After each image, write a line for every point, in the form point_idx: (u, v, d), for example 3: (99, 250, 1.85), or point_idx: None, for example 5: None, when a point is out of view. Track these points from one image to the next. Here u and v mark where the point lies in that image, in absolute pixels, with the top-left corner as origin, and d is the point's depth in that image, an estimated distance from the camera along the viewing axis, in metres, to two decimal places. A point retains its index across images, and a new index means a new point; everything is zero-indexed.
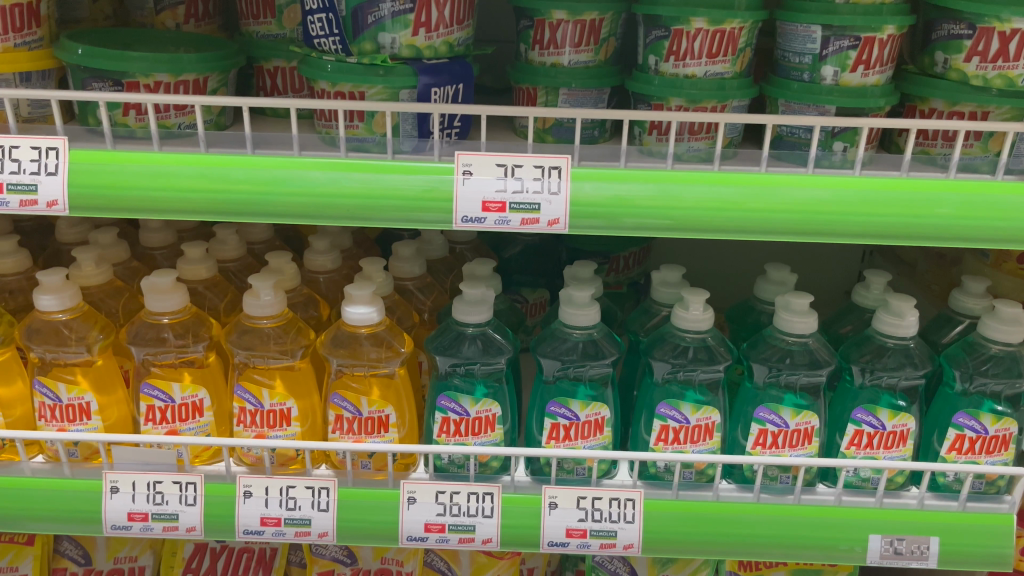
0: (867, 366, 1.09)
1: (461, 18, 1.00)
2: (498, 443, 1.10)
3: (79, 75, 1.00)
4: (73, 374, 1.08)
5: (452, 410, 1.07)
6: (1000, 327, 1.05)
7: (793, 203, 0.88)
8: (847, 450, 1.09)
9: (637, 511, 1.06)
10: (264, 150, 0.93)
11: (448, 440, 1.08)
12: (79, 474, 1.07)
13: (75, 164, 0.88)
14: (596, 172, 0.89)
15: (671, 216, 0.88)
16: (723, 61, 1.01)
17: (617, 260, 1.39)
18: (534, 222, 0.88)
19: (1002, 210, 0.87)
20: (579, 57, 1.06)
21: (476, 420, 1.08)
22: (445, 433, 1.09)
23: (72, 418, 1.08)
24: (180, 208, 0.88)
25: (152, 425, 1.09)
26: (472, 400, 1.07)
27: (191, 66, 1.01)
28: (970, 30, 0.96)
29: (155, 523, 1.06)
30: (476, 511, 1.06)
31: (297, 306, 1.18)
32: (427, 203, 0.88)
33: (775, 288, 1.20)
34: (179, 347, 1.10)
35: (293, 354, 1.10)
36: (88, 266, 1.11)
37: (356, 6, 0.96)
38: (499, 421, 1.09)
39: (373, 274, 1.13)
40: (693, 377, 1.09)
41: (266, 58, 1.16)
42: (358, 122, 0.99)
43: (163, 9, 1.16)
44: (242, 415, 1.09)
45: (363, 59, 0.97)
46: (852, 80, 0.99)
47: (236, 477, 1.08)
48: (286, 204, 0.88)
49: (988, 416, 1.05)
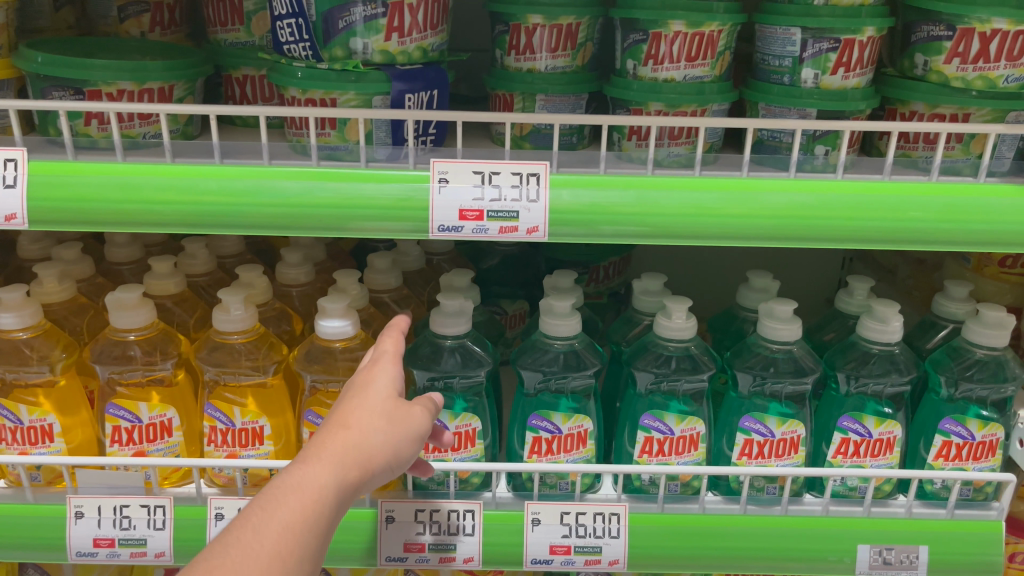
0: (852, 373, 1.08)
1: (434, 23, 0.98)
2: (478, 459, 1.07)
3: (39, 84, 0.97)
4: (35, 396, 1.03)
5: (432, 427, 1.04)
6: (984, 332, 1.03)
7: (774, 207, 0.86)
8: (833, 458, 1.07)
9: (622, 526, 1.04)
10: (233, 160, 0.90)
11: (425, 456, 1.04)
12: (42, 498, 1.03)
13: (34, 176, 0.84)
14: (574, 179, 0.87)
15: (647, 223, 0.86)
16: (702, 64, 1.00)
17: (596, 269, 1.37)
18: (513, 231, 0.86)
19: (982, 212, 0.86)
20: (556, 63, 1.04)
21: (457, 436, 1.05)
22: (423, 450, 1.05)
23: (35, 441, 1.04)
24: (146, 220, 0.85)
25: (118, 446, 1.05)
26: (451, 414, 1.04)
27: (156, 74, 0.97)
28: (949, 32, 0.96)
29: (122, 549, 1.02)
30: (458, 529, 1.03)
31: (268, 321, 1.15)
32: (401, 212, 0.85)
33: (757, 295, 1.19)
34: (147, 364, 1.06)
35: (265, 370, 1.07)
36: (49, 282, 1.07)
37: (327, 11, 0.94)
38: (479, 435, 1.06)
39: (348, 287, 1.10)
40: (677, 387, 1.08)
41: (234, 67, 1.13)
42: (330, 130, 0.95)
43: (127, 17, 1.13)
44: (213, 434, 1.05)
45: (334, 65, 0.95)
46: (832, 82, 0.98)
47: (207, 499, 1.04)
48: (258, 214, 0.85)
49: (974, 422, 1.04)
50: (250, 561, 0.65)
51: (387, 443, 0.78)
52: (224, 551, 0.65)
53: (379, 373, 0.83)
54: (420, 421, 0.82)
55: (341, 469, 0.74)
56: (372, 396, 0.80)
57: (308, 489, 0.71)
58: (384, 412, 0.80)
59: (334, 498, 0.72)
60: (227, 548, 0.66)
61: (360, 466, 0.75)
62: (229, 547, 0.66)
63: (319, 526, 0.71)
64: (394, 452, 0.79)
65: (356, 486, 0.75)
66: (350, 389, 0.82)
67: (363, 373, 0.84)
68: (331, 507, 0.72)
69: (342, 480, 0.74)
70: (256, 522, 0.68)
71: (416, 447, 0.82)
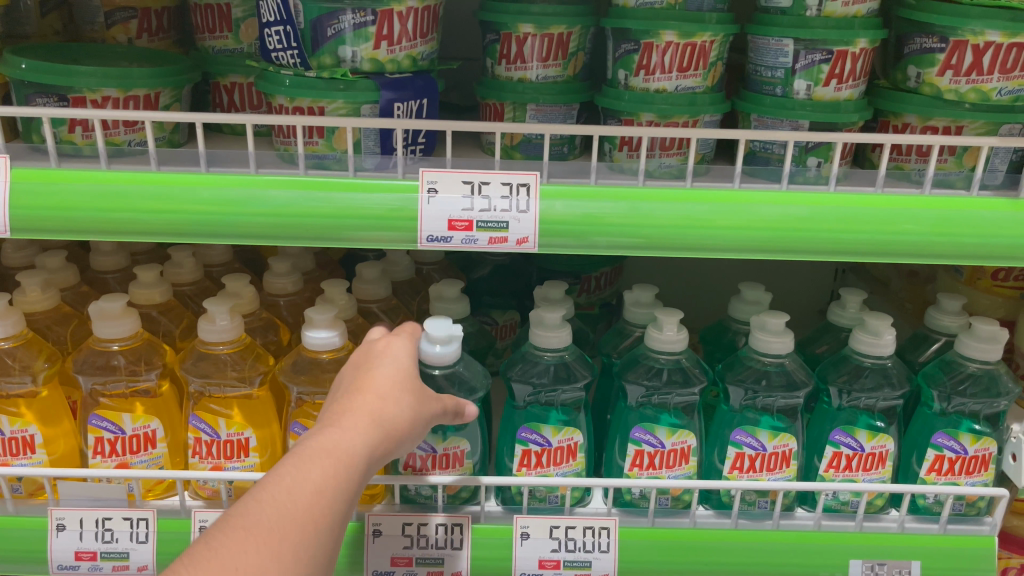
0: (844, 387, 1.06)
1: (425, 31, 0.97)
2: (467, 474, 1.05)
3: (22, 90, 0.96)
4: (16, 406, 1.01)
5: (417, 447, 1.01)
6: (976, 345, 1.02)
7: (766, 219, 0.85)
8: (825, 472, 1.06)
9: (612, 540, 1.02)
10: (219, 168, 0.88)
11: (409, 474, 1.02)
12: (23, 510, 1.02)
13: (17, 184, 0.83)
14: (565, 190, 0.87)
15: (638, 234, 0.85)
16: (694, 75, 0.99)
17: (588, 279, 1.35)
18: (503, 241, 0.85)
19: (975, 225, 0.85)
20: (548, 72, 1.03)
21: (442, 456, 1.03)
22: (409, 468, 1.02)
23: (16, 452, 1.02)
24: (130, 229, 0.84)
25: (101, 458, 1.03)
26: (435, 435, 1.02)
27: (142, 81, 0.96)
28: (942, 44, 0.95)
29: (104, 563, 1.00)
30: (445, 543, 1.02)
31: (254, 332, 1.13)
32: (388, 223, 0.84)
33: (749, 307, 1.18)
34: (131, 374, 1.04)
35: (251, 382, 1.05)
36: (33, 290, 1.05)
37: (315, 19, 0.93)
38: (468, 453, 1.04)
39: (335, 296, 1.09)
40: (668, 400, 1.06)
41: (222, 74, 1.12)
42: (318, 138, 0.95)
43: (114, 23, 1.11)
44: (197, 446, 1.04)
45: (322, 73, 0.94)
46: (825, 94, 0.97)
47: (190, 512, 1.03)
48: (243, 224, 0.84)
49: (967, 436, 1.03)
50: (287, 520, 0.66)
51: (412, 416, 0.80)
52: (259, 509, 0.66)
53: (400, 348, 0.86)
54: (438, 403, 0.85)
55: (370, 435, 0.75)
56: (396, 368, 0.83)
57: (340, 453, 0.72)
58: (408, 388, 0.82)
59: (363, 464, 0.74)
60: (262, 507, 0.66)
61: (386, 435, 0.77)
62: (264, 505, 0.66)
63: (349, 489, 0.72)
64: (415, 426, 0.81)
65: (381, 453, 0.77)
66: (370, 358, 0.85)
67: (383, 345, 0.87)
68: (359, 472, 0.73)
69: (371, 446, 0.75)
70: (292, 481, 0.69)
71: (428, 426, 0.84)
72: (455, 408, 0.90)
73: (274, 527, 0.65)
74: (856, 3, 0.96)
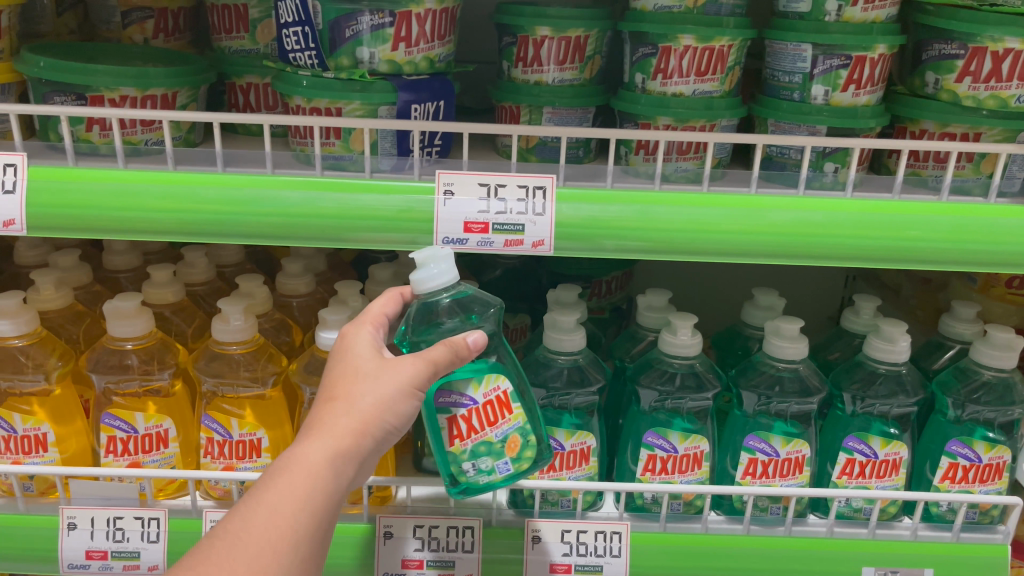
0: (857, 394, 1.06)
1: (442, 33, 0.97)
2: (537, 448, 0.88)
3: (40, 89, 0.96)
4: (29, 404, 1.01)
5: (456, 405, 0.83)
6: (991, 353, 1.02)
7: (782, 224, 0.85)
8: (838, 479, 1.06)
9: (624, 545, 1.02)
10: (236, 168, 0.88)
11: (461, 447, 0.84)
12: (34, 509, 1.02)
13: (34, 182, 0.83)
14: (580, 194, 0.86)
15: (654, 238, 0.85)
16: (711, 79, 0.99)
17: (598, 283, 1.35)
18: (518, 244, 0.85)
19: (992, 232, 0.85)
20: (564, 75, 1.03)
21: (488, 406, 0.84)
22: (458, 439, 0.84)
23: (28, 450, 1.02)
24: (146, 228, 0.84)
25: (113, 457, 1.03)
26: (475, 383, 0.83)
27: (160, 80, 0.96)
28: (961, 50, 0.95)
29: (115, 562, 1.00)
30: (456, 546, 1.02)
31: (267, 332, 1.13)
32: (404, 224, 0.84)
33: (762, 313, 1.18)
34: (144, 374, 1.04)
35: (264, 382, 1.05)
36: (46, 289, 1.05)
37: (333, 20, 0.93)
38: (516, 398, 0.85)
39: (349, 297, 1.08)
40: (682, 405, 1.06)
41: (238, 74, 1.12)
42: (334, 139, 0.95)
43: (130, 23, 1.12)
44: (209, 446, 1.04)
45: (340, 74, 0.94)
46: (843, 100, 0.97)
47: (202, 512, 1.03)
48: (259, 224, 0.84)
49: (981, 444, 1.03)
50: (238, 549, 0.68)
51: (381, 401, 0.76)
52: (212, 545, 0.68)
53: (357, 341, 0.82)
54: (423, 367, 0.77)
55: (327, 442, 0.73)
56: (354, 362, 0.79)
57: (297, 467, 0.72)
58: (377, 370, 0.78)
59: (325, 472, 0.72)
60: (217, 542, 0.68)
61: (352, 433, 0.74)
62: (216, 541, 0.68)
63: (313, 501, 0.71)
64: (389, 408, 0.76)
65: (349, 453, 0.74)
66: (334, 358, 0.82)
67: (342, 341, 0.83)
68: (323, 480, 0.72)
69: (332, 450, 0.73)
70: (246, 511, 0.70)
71: (414, 398, 0.77)
72: (455, 356, 0.78)
73: (224, 560, 0.67)
74: (875, 9, 0.96)
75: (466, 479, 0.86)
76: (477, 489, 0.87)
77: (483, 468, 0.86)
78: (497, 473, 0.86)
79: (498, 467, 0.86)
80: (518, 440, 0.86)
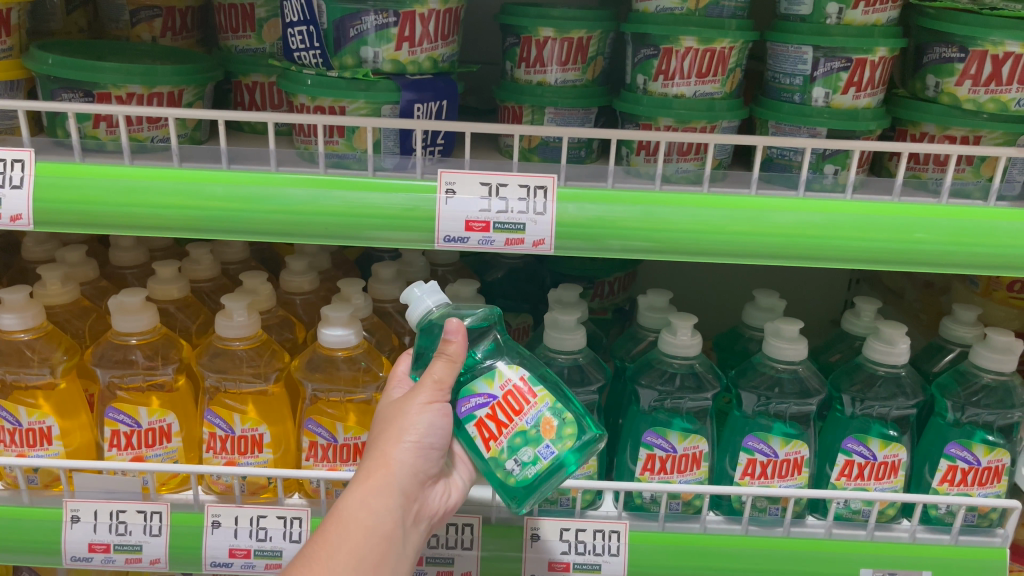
0: (857, 396, 1.06)
1: (446, 34, 0.98)
2: (577, 426, 0.87)
3: (49, 86, 0.97)
4: (34, 397, 1.02)
5: (479, 407, 0.85)
6: (991, 356, 1.02)
7: (782, 225, 0.86)
8: (837, 480, 1.06)
9: (622, 544, 1.02)
10: (240, 165, 0.89)
11: (499, 447, 0.85)
12: (38, 502, 1.03)
13: (41, 178, 0.84)
14: (582, 194, 0.87)
15: (655, 238, 0.86)
16: (712, 81, 0.99)
17: (601, 284, 1.36)
18: (519, 243, 0.85)
19: (992, 236, 0.85)
20: (566, 76, 1.04)
21: (510, 396, 0.85)
22: (493, 439, 0.85)
23: (33, 443, 1.03)
24: (151, 224, 0.85)
25: (117, 451, 1.04)
26: (487, 379, 0.85)
27: (166, 78, 0.97)
28: (962, 54, 0.96)
29: (117, 555, 1.01)
30: (455, 543, 1.03)
31: (271, 329, 1.15)
32: (407, 222, 0.85)
33: (763, 314, 1.18)
34: (148, 369, 1.05)
35: (267, 378, 1.06)
36: (53, 284, 1.06)
37: (338, 19, 0.94)
38: (536, 381, 0.85)
39: (352, 295, 1.09)
40: (681, 405, 1.06)
41: (244, 73, 1.13)
42: (338, 138, 0.96)
43: (138, 21, 1.13)
44: (212, 441, 1.04)
45: (344, 73, 0.95)
46: (843, 102, 0.98)
47: (204, 506, 1.03)
48: (263, 221, 0.85)
49: (980, 447, 1.03)
50: None
51: (398, 433, 0.84)
52: None
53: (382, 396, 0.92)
54: (424, 384, 0.84)
55: (358, 485, 0.82)
56: (380, 413, 0.89)
57: (335, 515, 0.81)
58: (394, 407, 0.86)
59: (359, 510, 0.81)
60: None
61: (377, 470, 0.83)
62: None
63: (352, 539, 0.80)
64: (406, 434, 0.84)
65: (377, 488, 0.82)
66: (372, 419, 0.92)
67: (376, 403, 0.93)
68: (358, 517, 0.80)
69: (363, 490, 0.82)
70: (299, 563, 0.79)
71: (433, 415, 0.84)
72: (446, 354, 0.83)
73: None
74: (876, 12, 0.97)
75: (517, 479, 0.86)
76: (532, 486, 0.86)
77: (527, 460, 0.85)
78: (543, 460, 0.85)
79: (542, 453, 0.85)
80: (553, 420, 0.85)
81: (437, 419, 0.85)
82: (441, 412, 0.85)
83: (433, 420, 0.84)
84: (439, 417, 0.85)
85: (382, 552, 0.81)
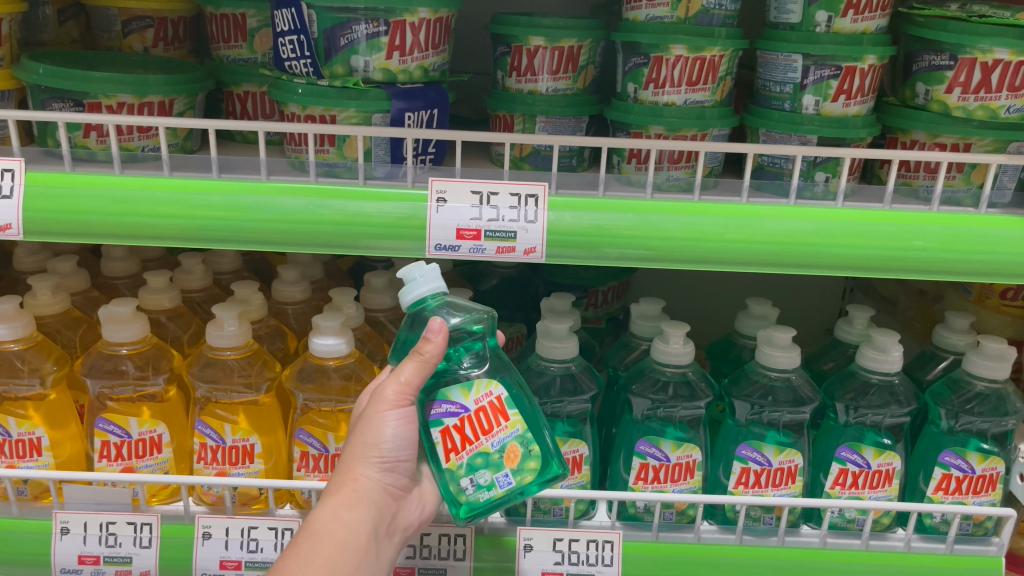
0: (851, 404, 1.06)
1: (437, 42, 0.98)
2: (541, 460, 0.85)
3: (39, 96, 0.97)
4: (24, 408, 1.02)
5: (449, 415, 0.83)
6: (986, 364, 1.02)
7: (772, 233, 0.85)
8: (831, 489, 1.05)
9: (616, 554, 1.01)
10: (230, 175, 0.89)
11: (459, 461, 0.83)
12: (28, 514, 1.02)
13: (31, 187, 0.84)
14: (574, 202, 0.87)
15: (648, 246, 0.85)
16: (702, 89, 1.00)
17: (595, 293, 1.36)
18: (510, 251, 0.85)
19: (983, 242, 0.85)
20: (558, 85, 1.04)
21: (481, 415, 0.83)
22: (455, 452, 0.83)
23: (22, 454, 1.03)
24: (141, 233, 0.84)
25: (107, 462, 1.03)
26: (463, 389, 0.83)
27: (156, 87, 0.97)
28: (951, 61, 0.96)
29: (107, 567, 1.01)
30: (447, 553, 1.02)
31: (263, 338, 1.15)
32: (399, 231, 0.85)
33: (756, 322, 1.18)
34: (138, 379, 1.05)
35: (258, 388, 1.06)
36: (44, 294, 1.06)
37: (328, 28, 0.94)
38: (512, 405, 0.84)
39: (344, 304, 1.09)
40: (674, 414, 1.06)
41: (236, 83, 1.14)
42: (328, 147, 0.95)
43: (130, 32, 1.13)
44: (203, 451, 1.04)
45: (335, 82, 0.95)
46: (834, 109, 0.98)
47: (194, 518, 1.02)
48: (255, 230, 0.85)
49: (975, 455, 1.02)
50: None
51: (361, 448, 0.85)
52: None
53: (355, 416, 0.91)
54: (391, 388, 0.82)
55: (328, 500, 0.83)
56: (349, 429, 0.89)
57: (306, 530, 0.81)
58: (360, 422, 0.86)
59: (330, 524, 0.81)
60: None
61: (346, 483, 0.84)
62: None
63: (325, 551, 0.80)
64: (371, 447, 0.84)
65: (347, 501, 0.83)
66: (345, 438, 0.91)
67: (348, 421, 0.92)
68: (330, 530, 0.81)
69: (333, 504, 0.83)
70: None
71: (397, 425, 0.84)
72: (420, 353, 0.80)
73: None
74: (864, 20, 0.97)
75: (468, 497, 0.84)
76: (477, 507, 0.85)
77: (482, 483, 0.84)
78: (497, 487, 0.84)
79: (497, 480, 0.84)
80: (517, 449, 0.84)
81: (402, 427, 0.85)
82: (406, 418, 0.85)
83: (395, 429, 0.84)
84: (405, 426, 0.85)
85: (357, 563, 0.81)
